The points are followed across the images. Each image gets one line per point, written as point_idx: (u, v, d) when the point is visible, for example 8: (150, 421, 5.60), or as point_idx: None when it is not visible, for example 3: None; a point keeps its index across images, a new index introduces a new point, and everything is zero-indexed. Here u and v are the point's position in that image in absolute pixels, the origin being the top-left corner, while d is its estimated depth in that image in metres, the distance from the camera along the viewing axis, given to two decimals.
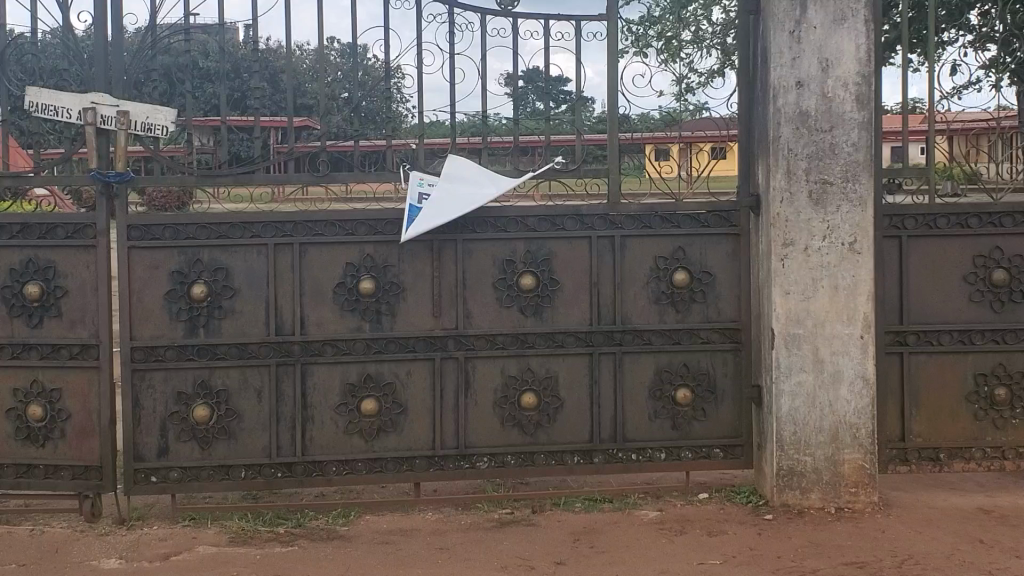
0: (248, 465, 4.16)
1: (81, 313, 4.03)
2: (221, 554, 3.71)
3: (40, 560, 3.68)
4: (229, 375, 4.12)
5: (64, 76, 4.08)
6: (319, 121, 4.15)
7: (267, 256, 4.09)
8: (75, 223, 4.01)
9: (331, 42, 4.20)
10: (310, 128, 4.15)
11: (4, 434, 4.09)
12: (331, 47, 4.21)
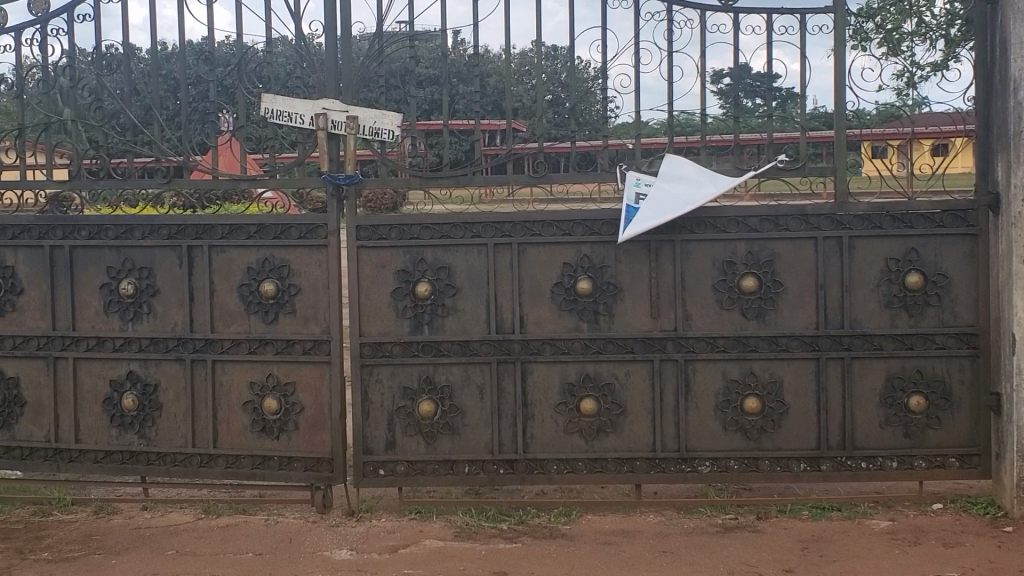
0: (472, 461, 4.23)
1: (313, 310, 4.19)
2: (447, 548, 3.79)
3: (276, 550, 3.85)
4: (452, 372, 4.21)
5: (296, 84, 4.25)
6: (524, 122, 4.21)
7: (487, 255, 4.16)
8: (307, 223, 4.18)
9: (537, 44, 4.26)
10: (520, 130, 4.21)
11: (241, 425, 4.29)
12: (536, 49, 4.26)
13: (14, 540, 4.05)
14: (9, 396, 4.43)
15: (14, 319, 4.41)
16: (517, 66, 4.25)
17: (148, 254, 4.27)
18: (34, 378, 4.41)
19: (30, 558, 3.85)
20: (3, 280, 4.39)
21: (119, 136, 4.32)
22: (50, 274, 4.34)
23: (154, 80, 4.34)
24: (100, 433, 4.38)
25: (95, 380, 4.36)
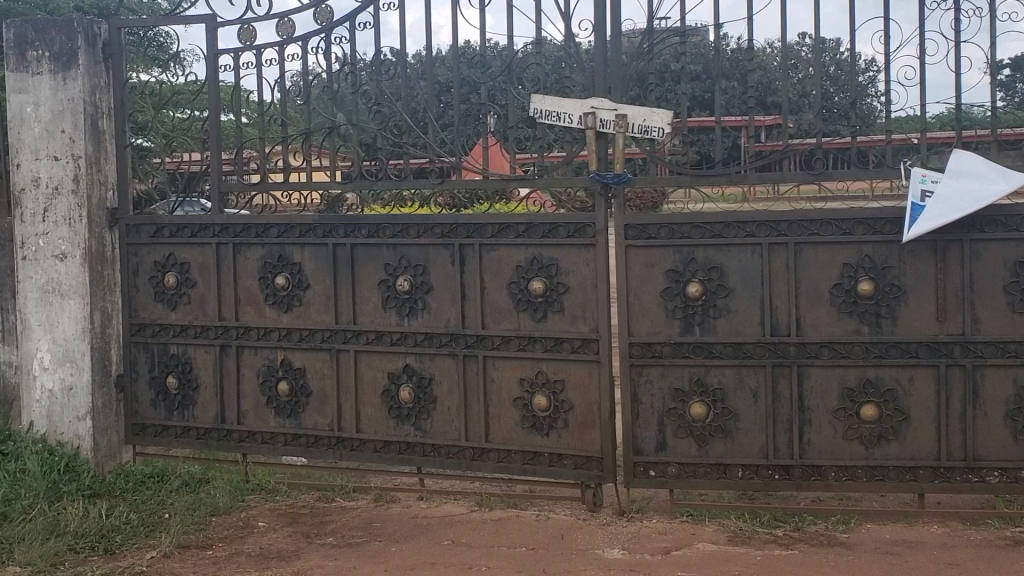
0: (745, 465, 4.14)
1: (582, 309, 4.17)
2: (720, 551, 3.74)
3: (549, 545, 3.90)
4: (724, 374, 4.13)
5: (567, 84, 4.27)
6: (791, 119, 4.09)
7: (762, 256, 4.05)
8: (576, 223, 4.16)
9: (802, 39, 4.08)
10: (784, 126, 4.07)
11: (512, 421, 4.31)
12: (802, 44, 4.08)
13: (301, 524, 4.27)
14: (296, 386, 4.64)
15: (301, 313, 4.62)
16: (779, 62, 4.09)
17: (423, 252, 4.39)
18: (319, 369, 4.61)
19: (317, 542, 4.04)
20: (291, 275, 4.61)
21: (395, 139, 4.48)
22: (333, 269, 4.54)
23: (422, 84, 4.47)
24: (379, 424, 4.53)
25: (375, 373, 4.52)
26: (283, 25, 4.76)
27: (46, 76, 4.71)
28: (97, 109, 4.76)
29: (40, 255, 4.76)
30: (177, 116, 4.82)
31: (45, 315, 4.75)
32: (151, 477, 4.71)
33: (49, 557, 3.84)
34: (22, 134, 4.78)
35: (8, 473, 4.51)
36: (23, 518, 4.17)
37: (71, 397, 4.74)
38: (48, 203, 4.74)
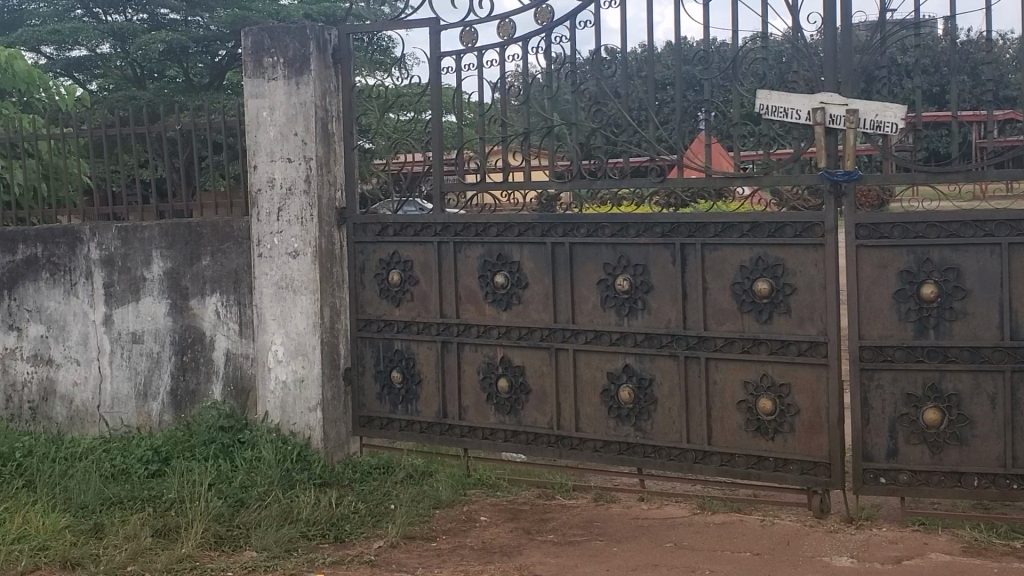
0: (982, 474, 3.94)
1: (810, 311, 4.02)
2: (955, 563, 3.57)
3: (773, 551, 3.82)
4: (961, 378, 3.93)
5: (794, 79, 4.13)
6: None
7: (1002, 256, 3.82)
8: (804, 222, 4.01)
9: None
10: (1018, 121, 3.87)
11: (736, 424, 4.21)
12: None
13: (522, 520, 4.31)
14: (516, 383, 4.66)
15: (521, 311, 4.62)
16: (1015, 53, 3.87)
17: (643, 251, 4.31)
18: (538, 367, 4.61)
19: (539, 539, 4.07)
20: (510, 274, 4.62)
21: (613, 139, 4.44)
22: (552, 268, 4.52)
23: (636, 82, 4.44)
24: (598, 423, 4.50)
25: (595, 372, 4.48)
26: (504, 26, 4.78)
27: (281, 82, 4.92)
28: (327, 113, 4.94)
29: (275, 252, 4.96)
30: (398, 117, 4.90)
31: (278, 310, 4.95)
32: (377, 468, 4.85)
33: (284, 543, 4.01)
34: (259, 137, 5.00)
35: (245, 461, 4.74)
36: (260, 505, 4.36)
37: (302, 388, 4.93)
38: (282, 203, 4.95)
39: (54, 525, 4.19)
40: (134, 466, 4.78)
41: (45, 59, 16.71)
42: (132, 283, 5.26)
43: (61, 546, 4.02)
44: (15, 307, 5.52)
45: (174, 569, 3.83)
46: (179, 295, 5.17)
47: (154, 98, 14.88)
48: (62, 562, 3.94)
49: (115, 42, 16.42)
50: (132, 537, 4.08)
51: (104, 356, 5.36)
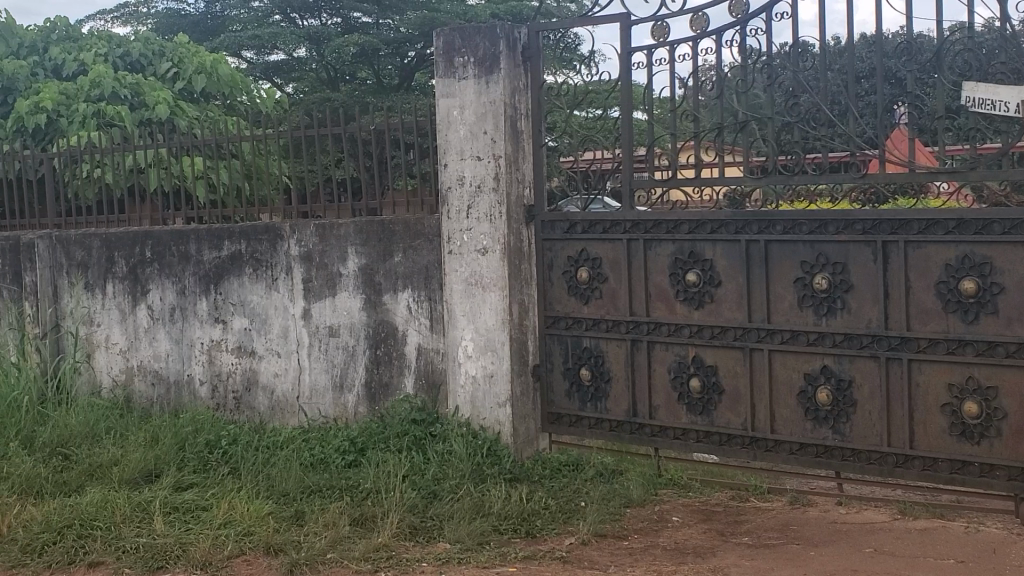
0: None
1: (1020, 312, 3.82)
2: None
3: (979, 559, 3.65)
4: None
5: (1001, 70, 3.92)
6: None
7: None
8: (1013, 218, 3.80)
9: None
10: None
11: (940, 428, 4.05)
12: None
13: (715, 522, 4.26)
14: (708, 383, 4.59)
15: (713, 310, 4.55)
16: None
17: (843, 248, 4.19)
18: (731, 366, 4.54)
19: (732, 541, 4.01)
20: (703, 271, 4.55)
21: (808, 132, 4.31)
22: (746, 267, 4.43)
23: (828, 75, 4.28)
24: (794, 425, 4.40)
25: (791, 373, 4.38)
26: (697, 21, 4.72)
27: (472, 81, 4.98)
28: (517, 110, 4.96)
29: (465, 249, 5.03)
30: (585, 115, 4.88)
31: (468, 306, 5.02)
32: (567, 466, 4.85)
33: (477, 536, 4.07)
34: (449, 136, 5.08)
35: (437, 454, 4.84)
36: (452, 497, 4.43)
37: (493, 383, 4.99)
38: (471, 200, 5.01)
39: (257, 511, 4.35)
40: (331, 456, 4.93)
41: (246, 63, 17.47)
42: (329, 279, 5.42)
43: (265, 531, 4.18)
44: (221, 301, 5.75)
45: (371, 558, 3.93)
46: (374, 291, 5.30)
47: (346, 99, 15.33)
48: (265, 547, 4.10)
49: (310, 45, 16.99)
50: (330, 526, 4.21)
51: (303, 348, 5.53)
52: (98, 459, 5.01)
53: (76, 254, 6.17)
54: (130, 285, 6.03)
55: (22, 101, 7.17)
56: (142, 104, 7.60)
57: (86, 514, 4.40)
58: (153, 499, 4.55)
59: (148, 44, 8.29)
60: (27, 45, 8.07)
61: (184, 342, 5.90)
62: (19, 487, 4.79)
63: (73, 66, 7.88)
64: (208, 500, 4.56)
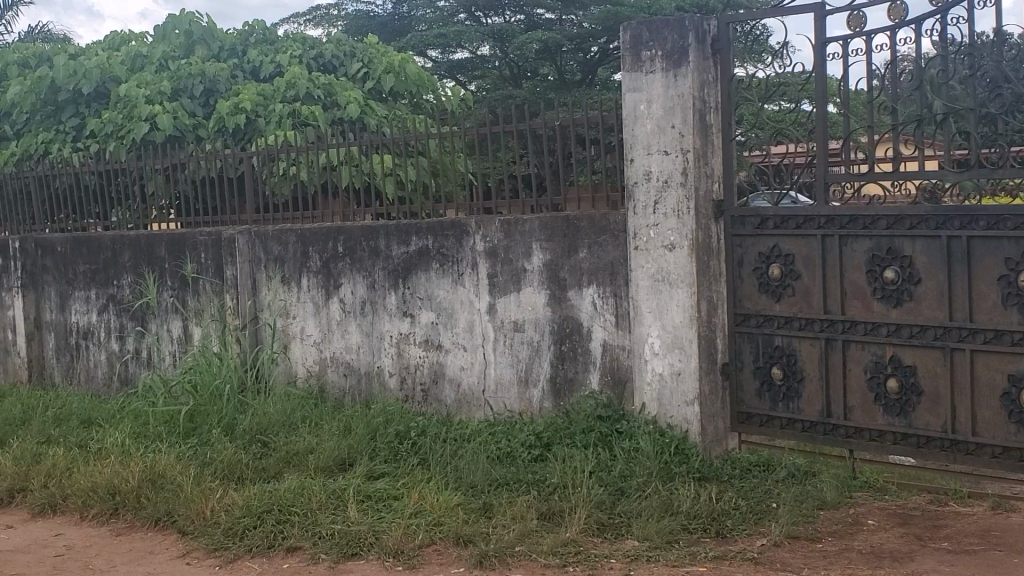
0: None
1: None
2: None
3: None
4: None
5: None
6: None
7: None
8: None
9: None
10: None
11: None
12: None
13: (912, 526, 4.11)
14: (907, 384, 4.44)
15: (911, 309, 4.39)
16: None
17: None
18: (931, 367, 4.36)
19: (931, 546, 3.87)
20: (901, 269, 4.39)
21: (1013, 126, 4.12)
22: (947, 264, 4.26)
23: None
24: (998, 428, 4.21)
25: (993, 374, 4.19)
26: (895, 9, 4.56)
27: (660, 75, 4.94)
28: (706, 104, 4.89)
29: (651, 245, 5.00)
30: (776, 108, 4.77)
31: (655, 302, 4.99)
32: (757, 465, 4.75)
33: (666, 534, 4.04)
34: (637, 130, 5.05)
35: (624, 451, 4.84)
36: (640, 494, 4.42)
37: (680, 381, 4.96)
38: (658, 195, 4.97)
39: (447, 502, 4.43)
40: (518, 450, 4.98)
41: (431, 62, 17.81)
42: (515, 274, 5.46)
43: (454, 522, 4.26)
44: (409, 295, 5.87)
45: (559, 552, 3.96)
46: (559, 287, 5.32)
47: (528, 95, 15.53)
48: (455, 537, 4.17)
49: (493, 43, 17.22)
50: (519, 519, 4.26)
51: (489, 342, 5.60)
52: (294, 447, 5.19)
53: (274, 248, 6.40)
54: (324, 279, 6.21)
55: (223, 103, 7.48)
56: (334, 104, 7.85)
57: (284, 500, 4.57)
58: (347, 487, 4.69)
59: (340, 46, 8.55)
60: (227, 48, 8.41)
61: (374, 334, 6.04)
62: (222, 472, 5.00)
63: (270, 68, 8.18)
64: (399, 490, 4.67)
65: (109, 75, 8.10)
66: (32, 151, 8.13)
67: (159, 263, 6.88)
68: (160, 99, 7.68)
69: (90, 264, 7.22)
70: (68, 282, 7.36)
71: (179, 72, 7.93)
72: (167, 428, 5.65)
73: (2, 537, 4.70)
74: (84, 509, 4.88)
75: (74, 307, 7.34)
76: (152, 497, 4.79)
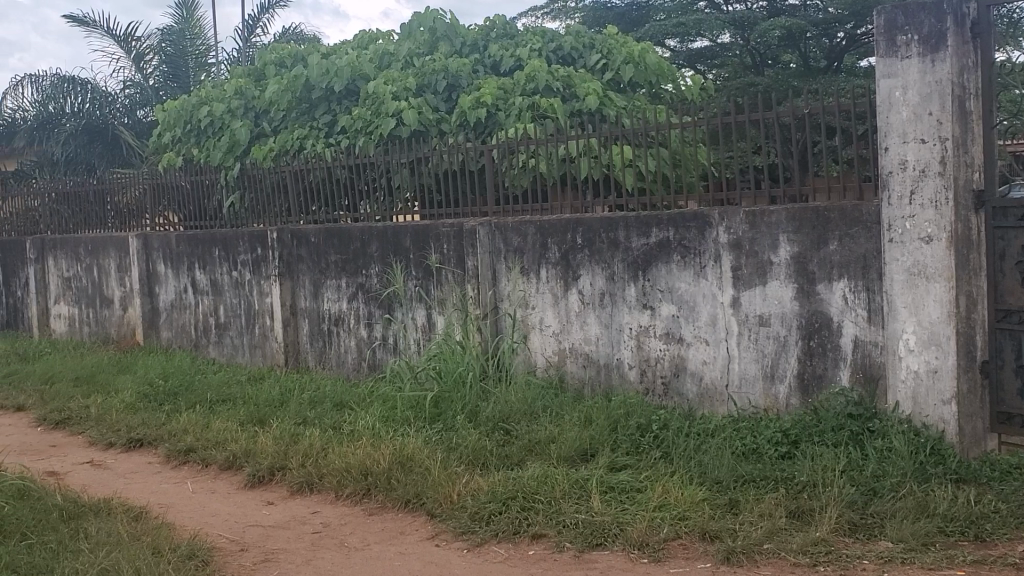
0: None
1: None
2: None
3: None
4: None
5: None
6: None
7: None
8: None
9: None
10: None
11: None
12: None
13: None
14: None
15: None
16: None
17: None
18: None
19: None
20: None
21: None
22: None
23: None
24: None
25: None
26: None
27: (916, 60, 4.74)
28: (966, 90, 4.66)
29: (906, 237, 4.79)
30: None
31: (910, 297, 4.78)
32: (1019, 468, 4.45)
33: (921, 536, 3.93)
34: (890, 118, 4.86)
35: (875, 451, 4.68)
36: (894, 496, 4.28)
37: (936, 379, 4.73)
38: (914, 185, 4.76)
39: (691, 496, 4.43)
40: (764, 446, 4.89)
41: (670, 52, 17.72)
42: (760, 266, 5.37)
43: (700, 517, 4.26)
44: (650, 287, 5.85)
45: (810, 551, 3.93)
46: (807, 280, 5.20)
47: (771, 83, 15.30)
48: (701, 533, 4.18)
49: (735, 31, 17.05)
50: (767, 516, 4.22)
51: (732, 336, 5.52)
52: (536, 435, 5.27)
53: (513, 240, 6.49)
54: (563, 270, 6.26)
55: (466, 97, 7.67)
56: (573, 96, 7.97)
57: (528, 487, 4.65)
58: (590, 477, 4.73)
59: (579, 37, 8.64)
60: (469, 43, 8.61)
61: (614, 326, 6.05)
62: (467, 458, 5.13)
63: (509, 62, 8.35)
64: (642, 482, 4.68)
65: (358, 73, 8.44)
66: (287, 147, 8.54)
67: (405, 253, 7.10)
68: (406, 95, 7.94)
69: (341, 254, 7.54)
70: (321, 272, 7.71)
71: (424, 68, 8.19)
72: (413, 413, 5.85)
73: (264, 513, 4.97)
74: (339, 489, 5.10)
75: (327, 295, 7.69)
76: (402, 480, 4.97)
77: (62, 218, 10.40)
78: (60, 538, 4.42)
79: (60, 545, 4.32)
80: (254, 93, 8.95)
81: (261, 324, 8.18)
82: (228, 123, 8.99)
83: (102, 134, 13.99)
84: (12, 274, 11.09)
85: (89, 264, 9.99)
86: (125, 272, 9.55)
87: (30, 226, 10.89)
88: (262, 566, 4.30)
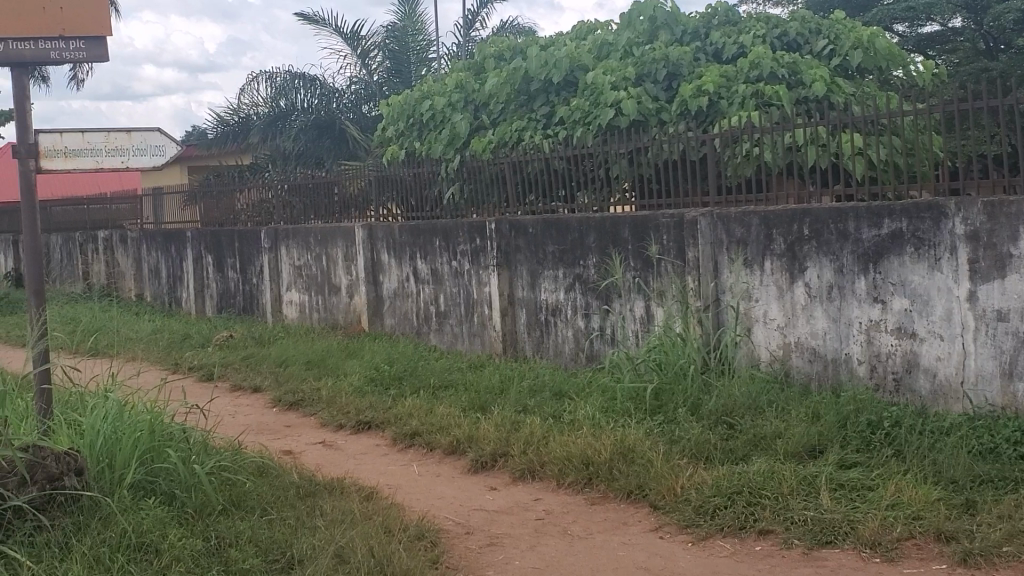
0: None
1: None
2: None
3: None
4: None
5: None
6: None
7: None
8: None
9: None
10: None
11: None
12: None
13: None
14: None
15: None
16: None
17: None
18: None
19: None
20: None
21: None
22: None
23: None
24: None
25: None
26: None
27: None
28: None
29: None
30: None
31: None
32: None
33: None
34: None
35: None
36: None
37: None
38: None
39: (926, 496, 4.27)
40: (1003, 447, 4.66)
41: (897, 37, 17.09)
42: (999, 259, 5.12)
43: (935, 517, 4.11)
44: (880, 280, 5.65)
45: None
46: None
47: (1007, 67, 14.55)
48: (936, 533, 4.04)
49: (967, 15, 16.33)
50: (1006, 518, 4.04)
51: (969, 332, 5.28)
52: (761, 430, 5.18)
53: (736, 231, 6.38)
54: (788, 262, 6.11)
55: (686, 85, 7.61)
56: (798, 82, 7.82)
57: (755, 483, 4.56)
58: (818, 474, 4.60)
59: (805, 23, 8.45)
60: (690, 31, 8.53)
61: (842, 320, 5.86)
62: (690, 451, 5.09)
63: (732, 49, 8.24)
64: (872, 480, 4.54)
65: (577, 64, 8.50)
66: (506, 139, 8.67)
67: (623, 244, 7.09)
68: (625, 85, 7.94)
69: (559, 245, 7.59)
70: (539, 262, 7.79)
71: (644, 57, 8.18)
72: (634, 405, 5.83)
73: (488, 498, 5.06)
74: (561, 477, 5.15)
75: (545, 285, 7.76)
76: (624, 470, 4.97)
77: (294, 209, 10.87)
78: (297, 514, 4.61)
79: (297, 521, 4.51)
80: (475, 86, 9.14)
81: (480, 313, 8.33)
82: (449, 116, 9.20)
83: (329, 129, 14.58)
84: (247, 262, 11.65)
85: (318, 253, 10.39)
86: (351, 261, 9.89)
87: (264, 216, 11.42)
88: (488, 550, 4.38)
